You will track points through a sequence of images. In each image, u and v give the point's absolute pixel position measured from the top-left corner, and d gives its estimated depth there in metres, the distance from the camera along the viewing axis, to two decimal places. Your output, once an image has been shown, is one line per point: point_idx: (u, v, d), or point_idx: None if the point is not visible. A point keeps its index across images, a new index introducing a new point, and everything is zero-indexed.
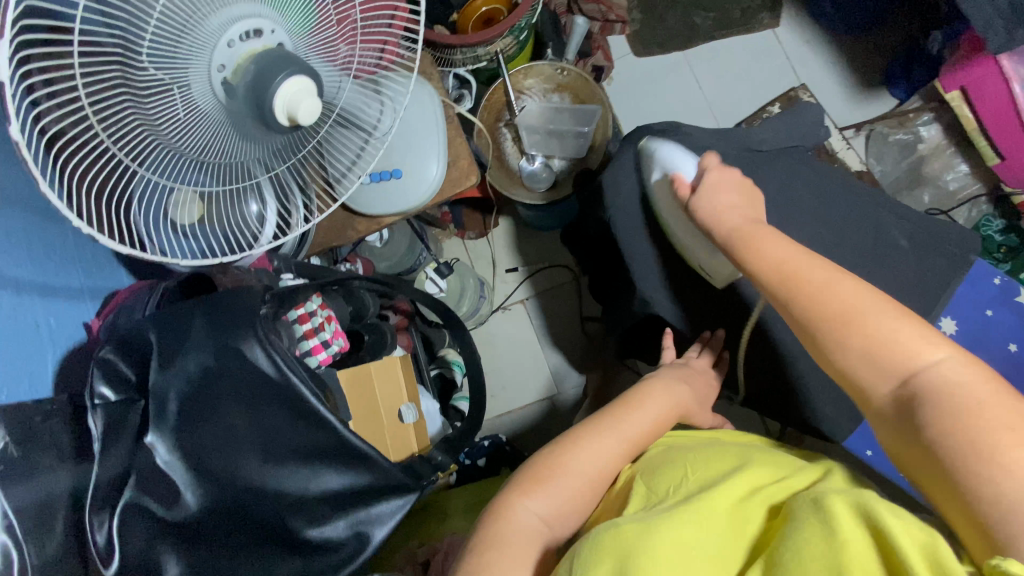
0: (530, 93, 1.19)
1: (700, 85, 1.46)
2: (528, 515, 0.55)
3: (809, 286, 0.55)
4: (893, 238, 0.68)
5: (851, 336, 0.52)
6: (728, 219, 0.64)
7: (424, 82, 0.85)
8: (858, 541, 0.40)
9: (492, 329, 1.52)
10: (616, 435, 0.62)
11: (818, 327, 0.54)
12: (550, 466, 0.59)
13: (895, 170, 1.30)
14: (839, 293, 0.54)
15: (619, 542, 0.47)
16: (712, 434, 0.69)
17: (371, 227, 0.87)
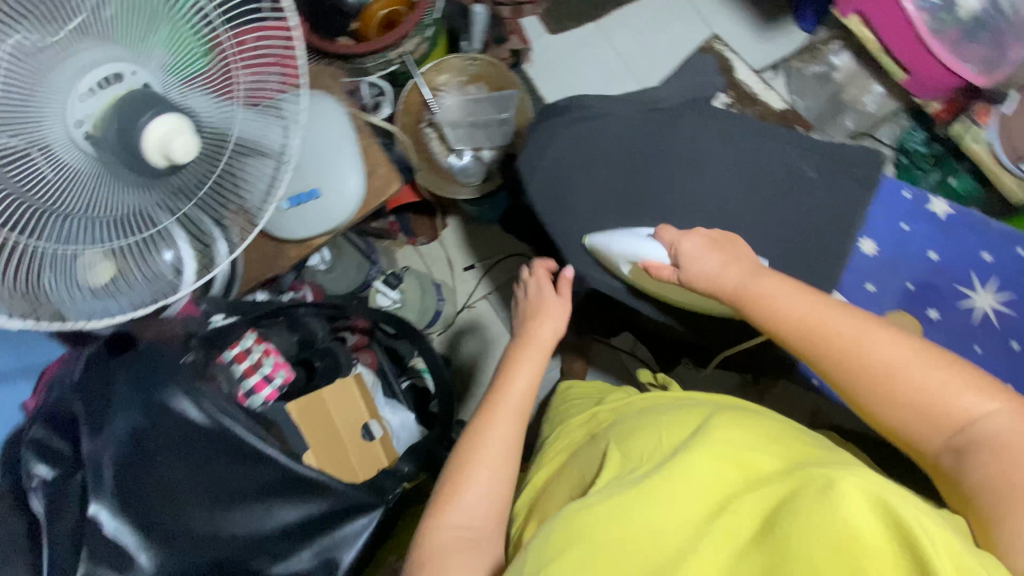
0: (446, 89, 1.18)
1: (618, 52, 1.46)
2: (465, 515, 0.57)
3: (841, 356, 0.55)
4: (802, 170, 0.70)
5: (887, 393, 0.52)
6: (731, 278, 0.63)
7: (325, 97, 0.84)
8: (866, 522, 0.35)
9: (460, 330, 1.51)
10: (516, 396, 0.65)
11: (858, 399, 0.54)
12: (469, 452, 0.61)
13: (817, 103, 1.33)
14: (854, 361, 0.54)
15: (581, 529, 0.45)
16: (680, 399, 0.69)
17: (303, 252, 0.86)
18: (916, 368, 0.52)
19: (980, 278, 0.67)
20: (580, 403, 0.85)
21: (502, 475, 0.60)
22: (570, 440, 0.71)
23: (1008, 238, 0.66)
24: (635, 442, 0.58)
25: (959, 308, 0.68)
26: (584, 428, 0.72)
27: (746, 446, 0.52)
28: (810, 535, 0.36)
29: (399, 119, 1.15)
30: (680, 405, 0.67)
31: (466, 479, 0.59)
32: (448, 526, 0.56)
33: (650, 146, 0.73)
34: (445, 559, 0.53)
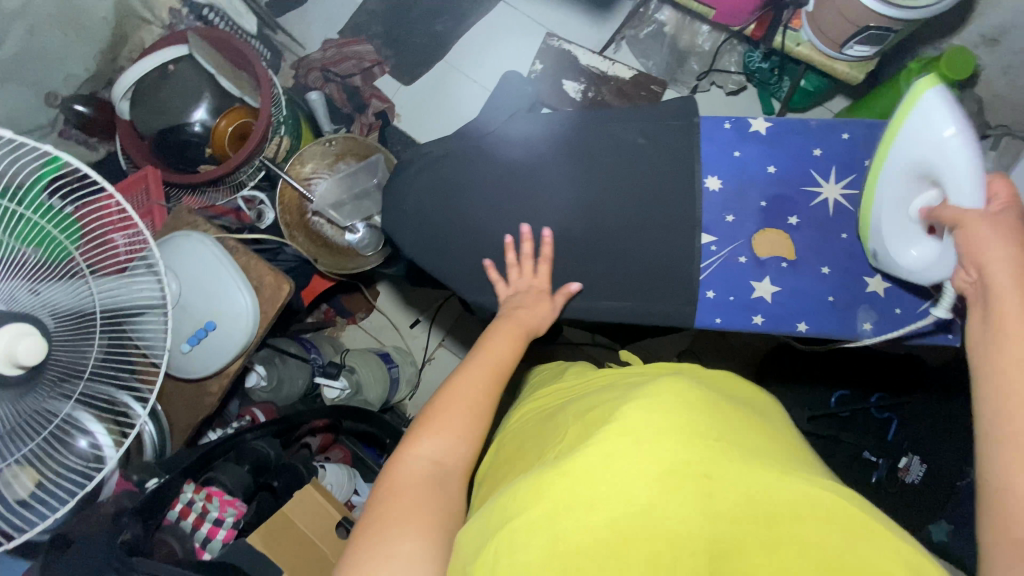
0: (317, 175, 1.22)
1: (473, 78, 1.52)
2: (432, 454, 0.54)
3: (1011, 392, 0.48)
4: (631, 139, 0.74)
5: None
6: (1001, 276, 0.53)
7: (189, 233, 0.87)
8: (845, 546, 0.38)
9: (428, 385, 1.51)
10: (488, 369, 0.62)
11: (990, 439, 0.48)
12: (448, 397, 0.58)
13: (662, 59, 1.42)
14: (1007, 388, 0.49)
15: (550, 489, 0.43)
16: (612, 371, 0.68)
17: (223, 382, 0.88)
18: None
19: (821, 172, 0.75)
20: (547, 378, 0.82)
21: (474, 423, 0.57)
22: (529, 417, 0.69)
23: (832, 133, 0.75)
24: (608, 399, 0.55)
25: (813, 206, 0.75)
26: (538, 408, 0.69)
27: (704, 390, 0.52)
28: (756, 518, 0.40)
29: (283, 219, 1.18)
30: (634, 371, 0.66)
31: (444, 423, 0.56)
32: (420, 459, 0.53)
33: (493, 168, 0.75)
34: (411, 493, 0.51)
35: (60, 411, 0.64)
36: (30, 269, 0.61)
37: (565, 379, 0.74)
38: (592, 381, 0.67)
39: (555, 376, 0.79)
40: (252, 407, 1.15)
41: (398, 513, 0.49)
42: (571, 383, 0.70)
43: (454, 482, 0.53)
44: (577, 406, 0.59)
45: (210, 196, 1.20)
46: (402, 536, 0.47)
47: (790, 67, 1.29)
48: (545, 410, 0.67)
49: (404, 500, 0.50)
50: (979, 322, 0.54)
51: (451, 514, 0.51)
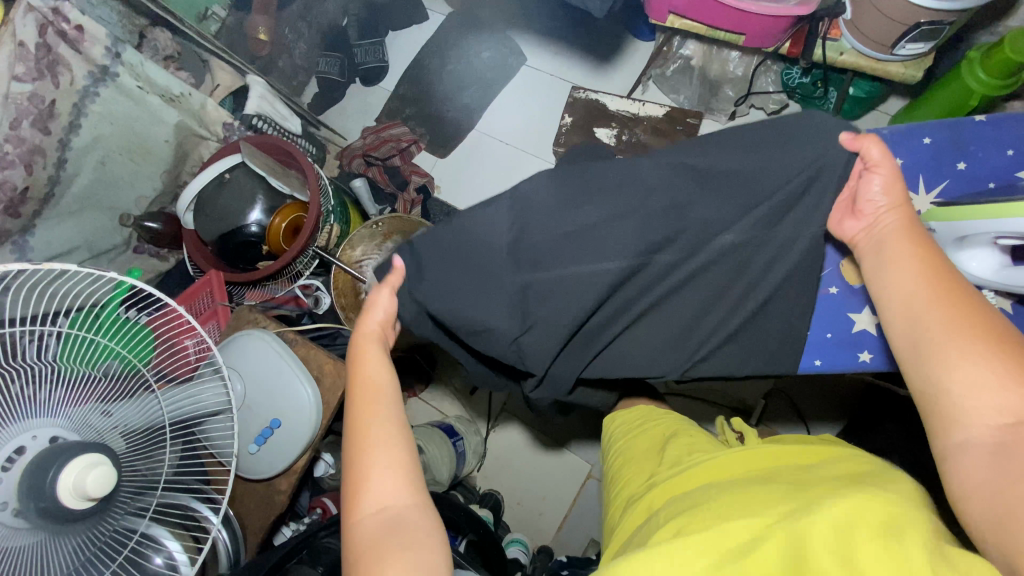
0: (367, 257, 1.24)
1: (504, 140, 1.54)
2: (372, 503, 0.55)
3: (920, 296, 0.56)
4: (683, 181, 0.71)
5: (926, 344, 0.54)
6: (880, 259, 0.61)
7: (249, 331, 0.88)
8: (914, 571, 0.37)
9: (496, 455, 1.43)
10: (381, 394, 0.62)
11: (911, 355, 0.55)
12: (356, 448, 0.58)
13: (693, 91, 1.39)
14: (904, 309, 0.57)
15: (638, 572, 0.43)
16: (651, 479, 0.67)
17: (291, 478, 0.86)
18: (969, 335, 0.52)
19: (908, 184, 0.68)
20: (635, 463, 0.75)
21: (392, 450, 0.58)
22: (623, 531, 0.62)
23: (906, 139, 0.68)
24: (690, 501, 0.54)
25: None
26: (634, 508, 0.63)
27: (764, 484, 0.53)
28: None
29: (337, 303, 1.20)
30: (728, 454, 0.62)
31: (372, 464, 0.57)
32: (364, 518, 0.54)
33: None
34: (373, 541, 0.52)
35: (135, 528, 0.63)
36: (101, 390, 0.61)
37: (663, 466, 0.68)
38: (687, 467, 0.62)
39: (656, 463, 0.71)
40: (322, 496, 1.10)
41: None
42: (669, 471, 0.65)
43: (409, 504, 0.55)
44: (668, 506, 0.56)
45: (271, 289, 1.24)
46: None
47: (835, 78, 1.23)
48: (643, 505, 0.62)
49: (373, 567, 0.51)
50: (878, 263, 0.61)
51: (419, 542, 0.53)
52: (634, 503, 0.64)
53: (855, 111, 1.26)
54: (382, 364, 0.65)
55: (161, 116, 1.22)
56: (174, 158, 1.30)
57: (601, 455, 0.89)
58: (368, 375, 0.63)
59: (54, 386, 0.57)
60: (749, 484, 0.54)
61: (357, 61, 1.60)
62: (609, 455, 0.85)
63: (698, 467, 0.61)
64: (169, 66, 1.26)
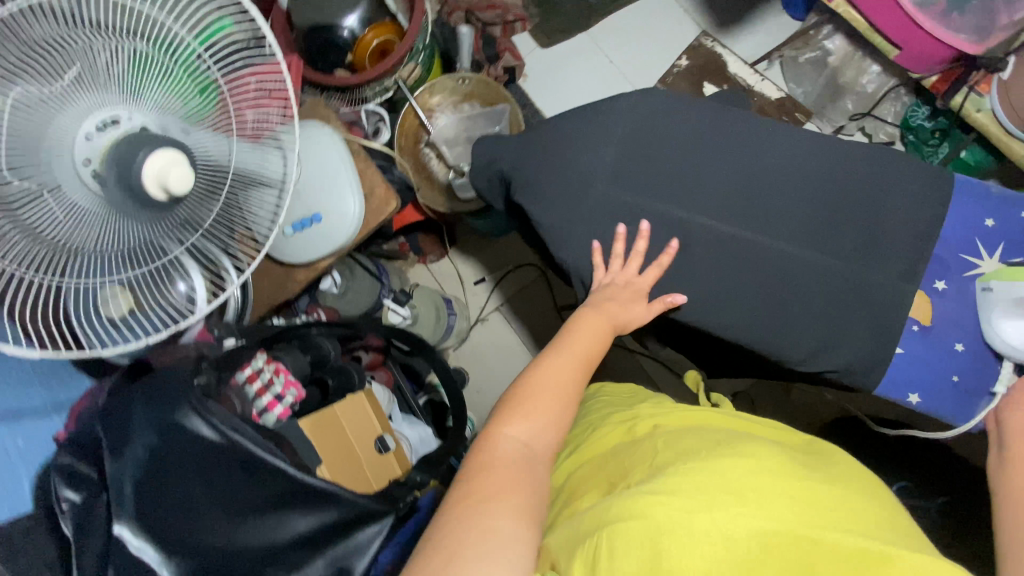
0: (441, 110, 1.22)
1: (609, 57, 1.48)
2: (516, 438, 0.55)
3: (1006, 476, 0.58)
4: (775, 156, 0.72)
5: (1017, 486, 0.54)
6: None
7: (322, 125, 0.89)
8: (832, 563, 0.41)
9: (476, 343, 1.52)
10: (566, 354, 0.64)
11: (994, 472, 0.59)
12: (529, 385, 0.59)
13: (814, 89, 1.33)
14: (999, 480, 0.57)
15: (653, 514, 0.47)
16: (636, 408, 0.73)
17: (310, 273, 0.90)
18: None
19: (986, 245, 0.70)
20: (611, 401, 0.83)
21: (561, 411, 0.59)
22: (600, 439, 0.69)
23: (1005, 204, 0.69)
24: (674, 442, 0.59)
25: (966, 278, 0.69)
26: (619, 425, 0.70)
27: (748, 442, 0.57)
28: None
29: (397, 142, 1.18)
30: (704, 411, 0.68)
31: (532, 408, 0.57)
32: (508, 441, 0.54)
33: (637, 147, 0.75)
34: (497, 465, 0.52)
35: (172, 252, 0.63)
36: (189, 109, 0.62)
37: (639, 405, 0.75)
38: (665, 411, 0.69)
39: (628, 403, 0.79)
40: (318, 307, 1.18)
41: (489, 491, 0.50)
42: (651, 408, 0.71)
43: (544, 460, 0.55)
44: (663, 436, 0.62)
45: (334, 103, 1.20)
46: (497, 513, 0.48)
47: (955, 134, 1.18)
48: (620, 426, 0.70)
49: (498, 475, 0.51)
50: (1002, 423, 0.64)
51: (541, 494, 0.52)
52: (610, 423, 0.72)
53: None
54: (591, 339, 0.67)
55: None
56: None
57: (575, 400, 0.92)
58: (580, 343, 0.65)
59: (149, 79, 0.58)
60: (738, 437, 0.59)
61: None
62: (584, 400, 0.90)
63: (695, 419, 0.66)
64: None
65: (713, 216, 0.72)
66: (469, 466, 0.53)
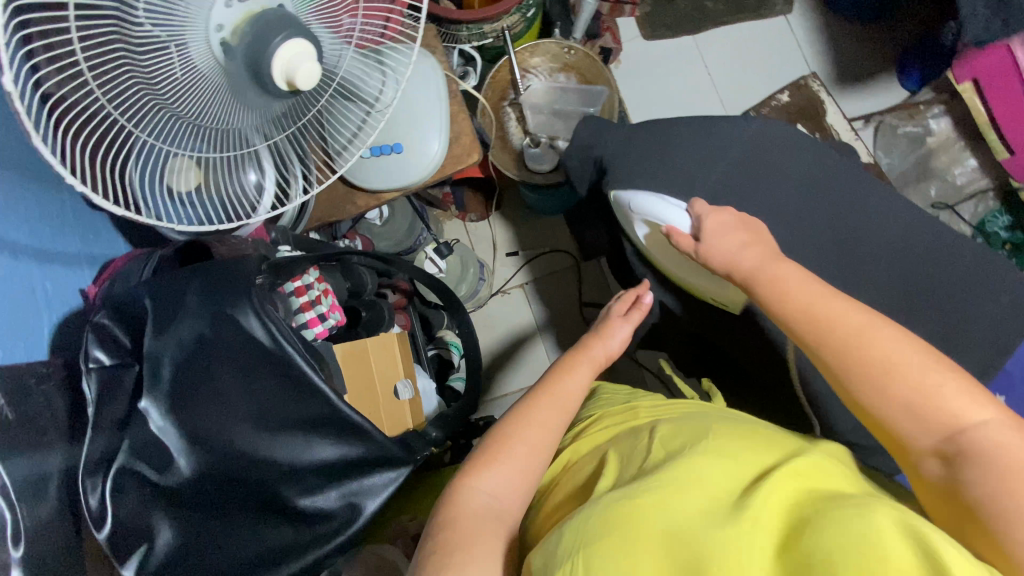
0: (536, 72, 1.17)
1: (709, 69, 1.43)
2: (487, 486, 0.56)
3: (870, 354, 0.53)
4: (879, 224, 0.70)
5: (884, 383, 0.51)
6: (741, 260, 0.63)
7: (426, 55, 0.85)
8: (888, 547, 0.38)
9: (491, 312, 1.50)
10: (551, 409, 0.64)
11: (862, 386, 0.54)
12: (506, 433, 0.60)
13: (902, 164, 1.30)
14: (835, 334, 0.55)
15: (640, 517, 0.46)
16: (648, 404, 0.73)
17: (371, 202, 0.87)
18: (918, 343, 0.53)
19: None
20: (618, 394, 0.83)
21: (534, 465, 0.59)
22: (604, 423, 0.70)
23: None
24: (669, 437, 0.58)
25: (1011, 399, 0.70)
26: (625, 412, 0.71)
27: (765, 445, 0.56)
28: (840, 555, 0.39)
29: (483, 92, 1.14)
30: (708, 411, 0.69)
31: (503, 458, 0.58)
32: (477, 491, 0.55)
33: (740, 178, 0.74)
34: (470, 519, 0.53)
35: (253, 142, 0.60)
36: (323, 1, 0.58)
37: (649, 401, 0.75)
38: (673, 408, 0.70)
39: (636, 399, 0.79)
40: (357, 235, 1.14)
41: (463, 539, 0.51)
42: (662, 405, 0.71)
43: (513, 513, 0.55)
44: (667, 425, 0.62)
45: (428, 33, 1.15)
46: (469, 557, 0.49)
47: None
48: (630, 413, 0.70)
49: (466, 528, 0.52)
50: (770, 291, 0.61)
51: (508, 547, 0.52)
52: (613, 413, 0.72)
53: None
54: (575, 386, 0.67)
55: None
56: None
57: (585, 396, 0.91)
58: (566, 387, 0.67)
59: None
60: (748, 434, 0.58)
61: None
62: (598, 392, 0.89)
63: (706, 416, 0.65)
64: None
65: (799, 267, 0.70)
66: (441, 516, 0.53)
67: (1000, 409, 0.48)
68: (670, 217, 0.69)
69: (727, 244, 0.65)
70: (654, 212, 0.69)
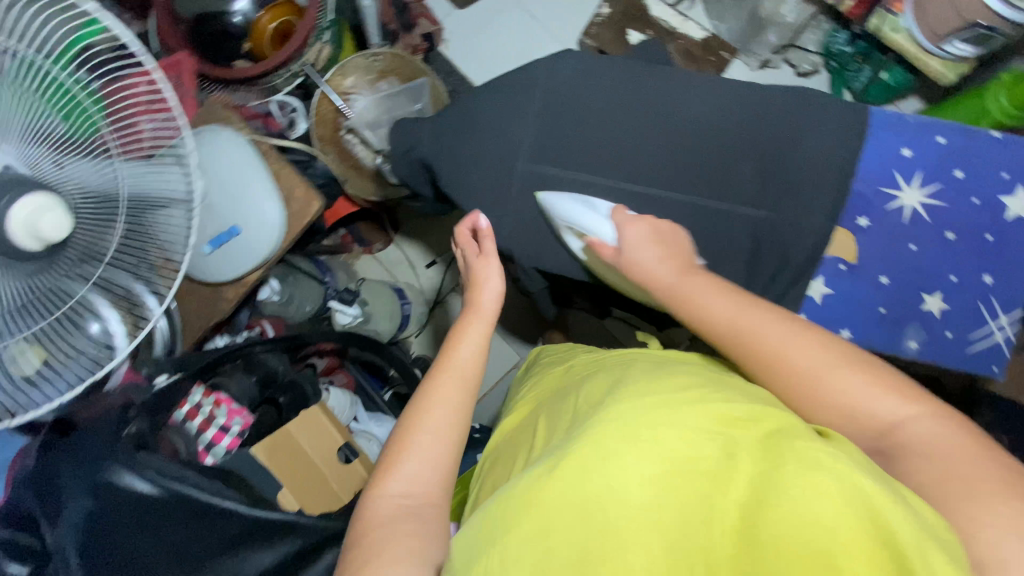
0: (356, 91, 1.14)
1: (530, 11, 1.41)
2: (401, 477, 0.51)
3: (793, 365, 0.50)
4: (695, 106, 0.71)
5: (807, 397, 0.49)
6: (662, 274, 0.60)
7: (220, 129, 0.82)
8: (853, 535, 0.34)
9: (436, 327, 1.48)
10: (454, 380, 0.58)
11: (790, 382, 0.50)
12: (407, 423, 0.55)
13: (738, 24, 1.31)
14: (757, 337, 0.52)
15: (567, 484, 0.40)
16: (582, 371, 0.68)
17: (239, 290, 0.85)
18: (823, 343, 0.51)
19: (904, 176, 0.66)
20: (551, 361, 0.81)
21: (446, 445, 0.54)
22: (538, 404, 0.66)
23: (924, 130, 0.67)
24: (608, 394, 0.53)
25: (888, 210, 0.66)
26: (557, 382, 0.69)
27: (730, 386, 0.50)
28: (793, 538, 0.34)
29: (315, 132, 1.12)
30: (623, 358, 0.66)
31: (407, 450, 0.53)
32: (389, 497, 0.50)
33: (556, 116, 0.72)
34: (382, 527, 0.48)
35: (74, 292, 0.62)
36: (54, 140, 0.59)
37: (579, 364, 0.71)
38: (605, 365, 0.65)
39: (562, 363, 0.76)
40: (262, 320, 1.14)
41: (372, 551, 0.46)
42: (588, 365, 0.68)
43: (432, 501, 0.51)
44: (599, 389, 0.57)
45: (240, 96, 1.12)
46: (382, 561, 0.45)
47: (875, 57, 1.19)
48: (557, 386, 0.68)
49: (376, 537, 0.47)
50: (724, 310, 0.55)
51: (436, 536, 0.48)
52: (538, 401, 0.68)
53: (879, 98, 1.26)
54: (466, 349, 0.61)
55: None
56: None
57: (522, 370, 0.91)
58: (457, 355, 0.60)
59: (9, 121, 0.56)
60: (705, 373, 0.53)
61: None
62: (533, 365, 0.88)
63: (648, 364, 0.60)
64: None
65: (644, 179, 0.70)
66: (354, 532, 0.49)
67: (932, 409, 0.46)
68: (593, 227, 0.66)
69: (647, 259, 0.61)
70: (569, 216, 0.67)
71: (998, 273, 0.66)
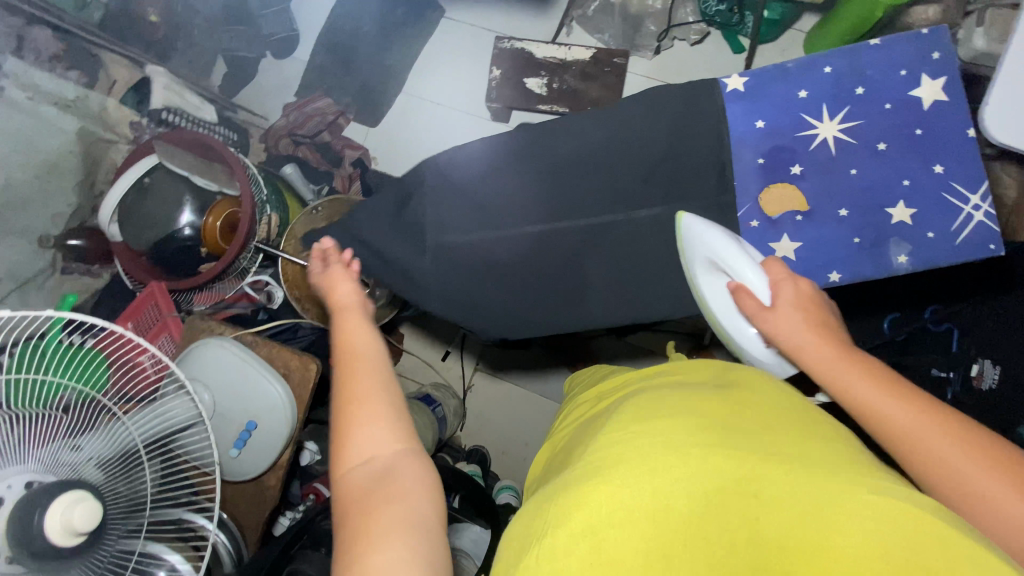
0: (314, 243, 1.20)
1: (434, 100, 1.50)
2: (365, 452, 0.52)
3: (933, 447, 0.46)
4: (595, 138, 0.76)
5: (950, 479, 0.45)
6: (804, 341, 0.57)
7: (205, 340, 0.87)
8: (903, 549, 0.34)
9: (475, 413, 1.47)
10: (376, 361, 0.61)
11: (923, 467, 0.47)
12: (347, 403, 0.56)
13: (617, 29, 1.38)
14: (893, 417, 0.49)
15: (601, 499, 0.39)
16: (620, 384, 0.67)
17: (279, 474, 0.88)
18: (964, 432, 0.47)
19: (813, 115, 0.69)
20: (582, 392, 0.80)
21: (396, 408, 0.56)
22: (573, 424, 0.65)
23: (809, 67, 0.69)
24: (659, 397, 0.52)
25: (813, 148, 0.69)
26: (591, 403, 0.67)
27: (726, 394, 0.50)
28: (852, 556, 0.34)
29: (292, 294, 1.18)
30: (652, 369, 0.65)
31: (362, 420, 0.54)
32: (358, 467, 0.51)
33: (482, 207, 0.78)
34: (365, 499, 0.49)
35: (133, 549, 0.64)
36: (66, 428, 0.61)
37: (615, 379, 0.70)
38: (633, 380, 0.65)
39: (596, 387, 0.75)
40: (313, 482, 1.14)
41: (366, 531, 0.46)
42: (620, 381, 0.67)
43: (402, 460, 0.52)
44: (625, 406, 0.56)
45: (220, 288, 1.19)
46: (375, 548, 0.45)
47: (749, 2, 1.28)
48: (588, 407, 0.67)
49: (367, 516, 0.47)
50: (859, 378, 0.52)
51: (413, 497, 0.49)
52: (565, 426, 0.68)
53: (771, 33, 1.31)
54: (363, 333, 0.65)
55: (58, 125, 1.16)
56: (84, 166, 1.22)
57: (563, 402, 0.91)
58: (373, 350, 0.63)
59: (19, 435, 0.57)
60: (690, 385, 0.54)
61: (262, 34, 1.49)
62: (574, 391, 0.87)
63: (673, 374, 0.59)
64: (56, 68, 1.17)
65: None
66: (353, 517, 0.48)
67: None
68: (740, 268, 0.63)
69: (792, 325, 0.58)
70: (717, 251, 0.65)
71: (941, 159, 0.66)
